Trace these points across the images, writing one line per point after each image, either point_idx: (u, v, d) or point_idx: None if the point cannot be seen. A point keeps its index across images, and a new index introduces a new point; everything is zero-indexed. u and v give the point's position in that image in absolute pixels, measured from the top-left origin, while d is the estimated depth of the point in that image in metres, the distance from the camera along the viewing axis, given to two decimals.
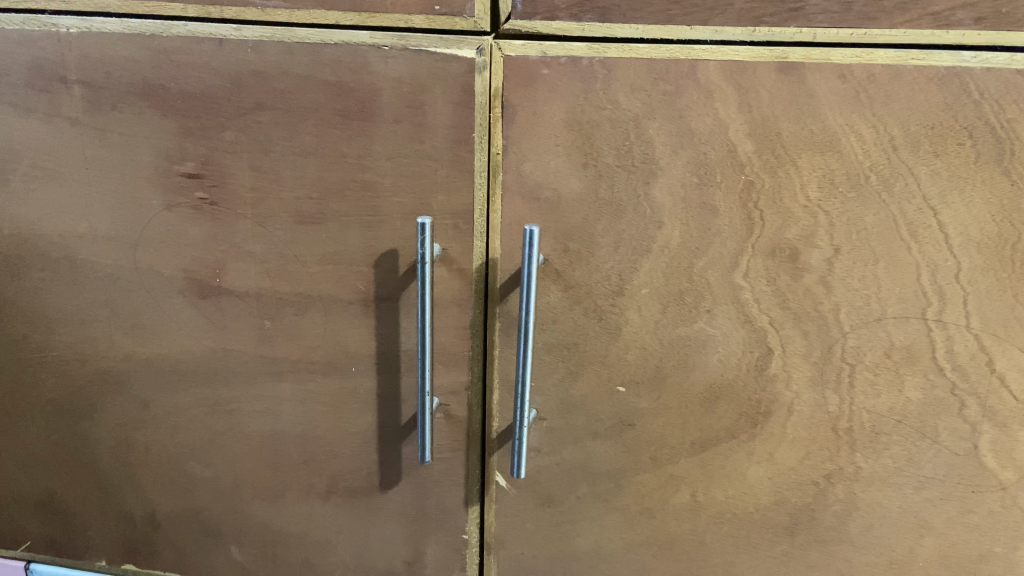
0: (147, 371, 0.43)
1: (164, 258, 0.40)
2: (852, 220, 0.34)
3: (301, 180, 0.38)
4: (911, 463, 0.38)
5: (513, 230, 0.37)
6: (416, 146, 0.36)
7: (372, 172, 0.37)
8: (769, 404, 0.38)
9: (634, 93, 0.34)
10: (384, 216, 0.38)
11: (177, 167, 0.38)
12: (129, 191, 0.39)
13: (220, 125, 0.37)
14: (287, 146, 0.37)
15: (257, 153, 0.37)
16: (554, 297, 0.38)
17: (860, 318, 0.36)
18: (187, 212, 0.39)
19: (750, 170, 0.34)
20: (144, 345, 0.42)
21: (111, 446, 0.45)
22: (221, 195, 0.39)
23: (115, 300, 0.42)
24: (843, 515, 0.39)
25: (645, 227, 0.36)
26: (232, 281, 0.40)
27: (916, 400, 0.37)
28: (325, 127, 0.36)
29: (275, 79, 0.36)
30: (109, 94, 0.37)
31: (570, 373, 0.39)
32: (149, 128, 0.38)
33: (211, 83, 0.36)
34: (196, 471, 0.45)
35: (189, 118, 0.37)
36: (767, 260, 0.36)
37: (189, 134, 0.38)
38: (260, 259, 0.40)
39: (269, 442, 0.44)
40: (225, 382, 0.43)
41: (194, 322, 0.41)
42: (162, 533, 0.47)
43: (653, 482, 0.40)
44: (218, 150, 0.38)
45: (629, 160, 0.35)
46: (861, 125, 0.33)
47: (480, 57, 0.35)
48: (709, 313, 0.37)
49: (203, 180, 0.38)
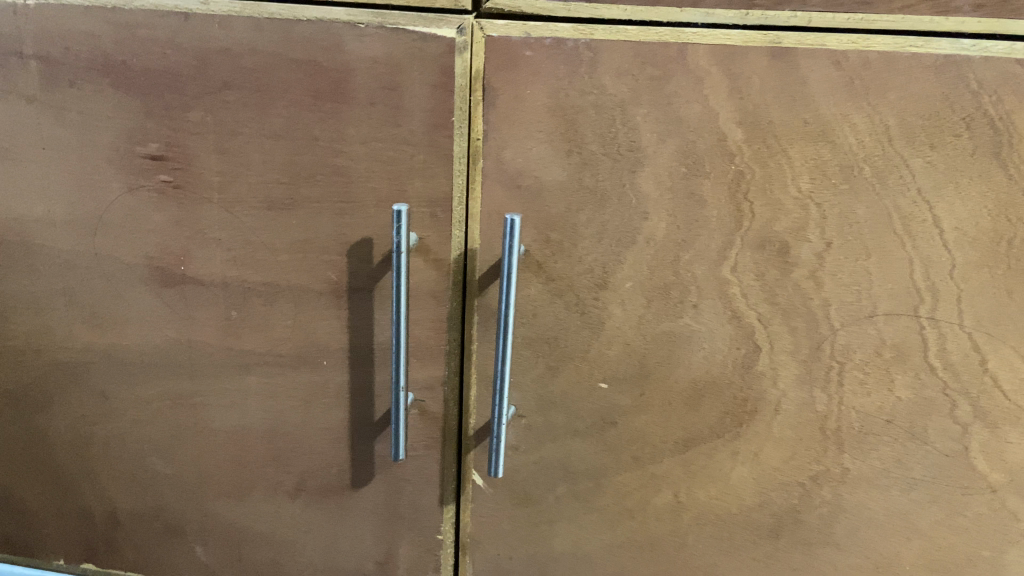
0: (106, 363, 0.41)
1: (125, 245, 0.38)
2: (844, 213, 0.33)
3: (270, 164, 0.36)
4: (900, 464, 0.37)
5: (493, 220, 0.36)
6: (392, 129, 0.34)
7: (346, 156, 0.35)
8: (755, 402, 0.37)
9: (621, 77, 0.33)
10: (358, 203, 0.36)
11: (138, 148, 0.36)
12: (88, 173, 0.37)
13: (185, 104, 0.35)
14: (256, 127, 0.35)
15: (224, 134, 0.36)
16: (534, 290, 0.36)
17: (851, 315, 0.35)
18: (149, 196, 0.37)
19: (740, 160, 0.33)
20: (104, 335, 0.40)
21: (69, 440, 0.43)
22: (186, 179, 0.37)
23: (73, 287, 0.40)
24: (828, 517, 0.38)
25: (630, 218, 0.35)
26: (197, 269, 0.38)
27: (906, 399, 0.36)
28: (296, 108, 0.35)
29: (244, 57, 0.34)
30: (66, 69, 0.35)
31: (550, 368, 0.38)
32: (109, 106, 0.36)
33: (175, 60, 0.35)
34: (158, 467, 0.43)
35: (152, 97, 0.35)
36: (756, 253, 0.34)
37: (152, 113, 0.36)
38: (227, 247, 0.38)
39: (236, 437, 0.42)
40: (190, 376, 0.41)
41: (156, 312, 0.40)
42: (123, 531, 0.45)
43: (634, 482, 0.39)
44: (182, 131, 0.36)
45: (614, 147, 0.34)
46: (855, 114, 0.32)
47: (461, 37, 0.33)
48: (695, 308, 0.35)
49: (167, 162, 0.36)
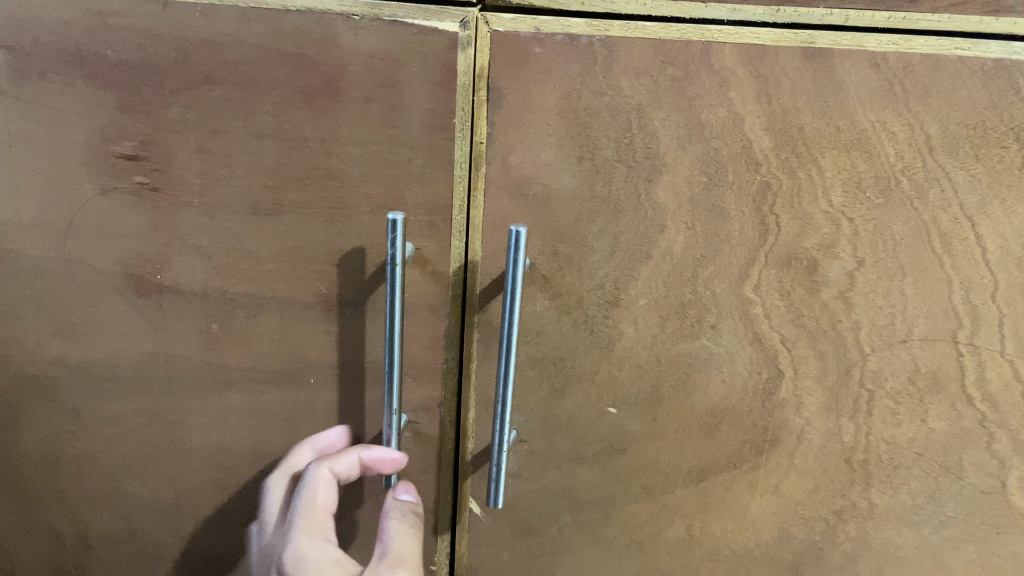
0: (77, 377, 0.38)
1: (98, 250, 0.35)
2: (879, 229, 0.31)
3: (256, 166, 0.33)
4: (931, 500, 0.34)
5: (496, 230, 0.33)
6: (388, 130, 0.32)
7: (338, 159, 0.32)
8: (776, 431, 0.34)
9: (638, 78, 0.30)
10: (351, 210, 0.33)
11: (113, 146, 0.34)
12: (58, 173, 0.34)
13: (163, 100, 0.32)
14: (240, 126, 0.32)
15: (206, 133, 0.33)
16: (540, 306, 0.34)
17: (884, 339, 0.32)
18: (124, 198, 0.34)
19: (767, 170, 0.30)
20: (75, 348, 0.37)
21: (37, 459, 0.40)
22: (165, 180, 0.34)
23: (42, 295, 0.37)
24: (852, 555, 0.36)
25: (646, 230, 0.32)
26: (175, 278, 0.35)
27: (940, 431, 0.33)
28: (285, 105, 0.32)
29: (228, 49, 0.31)
30: (35, 60, 0.32)
31: (555, 391, 0.35)
32: (82, 101, 0.33)
33: (154, 51, 0.32)
34: (133, 488, 0.40)
35: (129, 91, 0.32)
36: (782, 271, 0.32)
37: (129, 109, 0.33)
38: (207, 254, 0.35)
39: (216, 458, 0.39)
40: (168, 393, 0.38)
41: (131, 324, 0.37)
42: (94, 555, 0.42)
43: (643, 514, 0.36)
44: (161, 128, 0.33)
45: (630, 154, 0.31)
46: (894, 122, 0.29)
47: (465, 31, 0.30)
48: (714, 329, 0.33)
49: (143, 163, 0.34)
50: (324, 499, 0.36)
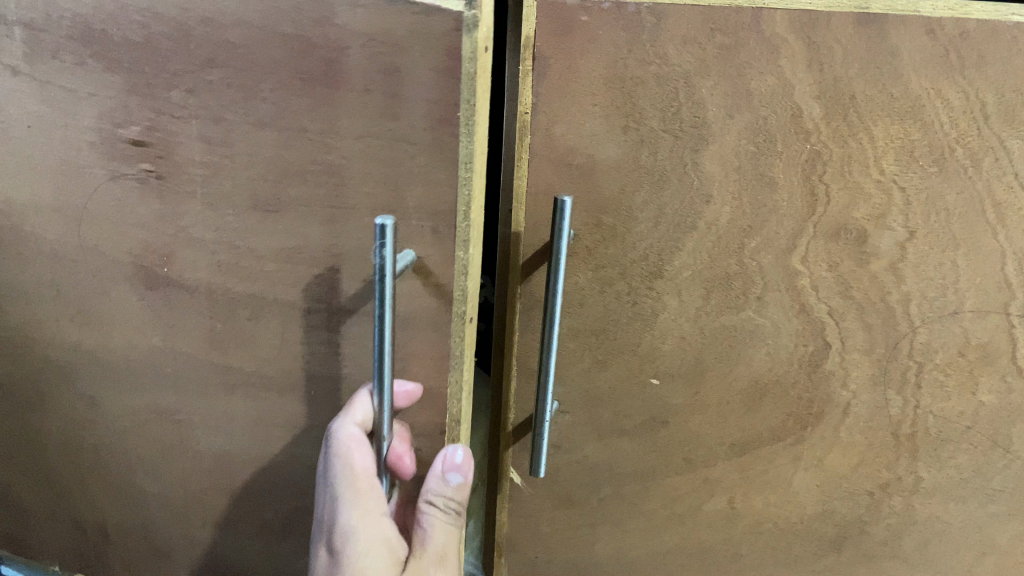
0: (94, 367, 0.37)
1: (109, 239, 0.34)
2: (931, 199, 0.30)
3: (255, 158, 0.31)
4: (978, 474, 0.34)
5: (540, 200, 0.33)
6: (390, 122, 0.29)
7: (339, 153, 0.30)
8: (822, 404, 0.34)
9: (687, 46, 0.29)
10: (352, 209, 0.31)
11: (121, 130, 0.32)
12: (71, 157, 0.33)
13: (167, 81, 0.31)
14: (240, 113, 0.30)
15: (207, 119, 0.31)
16: (583, 278, 0.33)
17: (934, 311, 0.32)
18: (133, 185, 0.33)
19: (817, 139, 0.30)
20: (90, 337, 0.37)
21: (59, 444, 0.40)
22: (168, 168, 0.32)
23: (60, 279, 0.36)
24: (897, 529, 0.35)
25: (691, 201, 0.32)
26: (181, 271, 0.34)
27: (989, 404, 0.33)
28: (284, 91, 0.30)
29: (227, 28, 0.29)
30: (47, 39, 0.31)
31: (597, 362, 0.35)
32: (90, 82, 0.32)
33: (156, 30, 0.30)
34: (146, 486, 0.39)
35: (134, 72, 0.31)
36: (830, 242, 0.31)
37: (136, 91, 0.31)
38: (210, 249, 0.33)
39: (220, 459, 0.37)
40: (175, 391, 0.37)
41: (140, 317, 0.35)
42: (114, 548, 0.42)
43: (684, 486, 0.36)
44: (165, 113, 0.31)
45: (677, 123, 0.31)
46: (949, 90, 0.29)
47: (470, 11, 0.27)
48: (760, 301, 0.33)
49: (149, 149, 0.32)
50: (364, 467, 0.33)
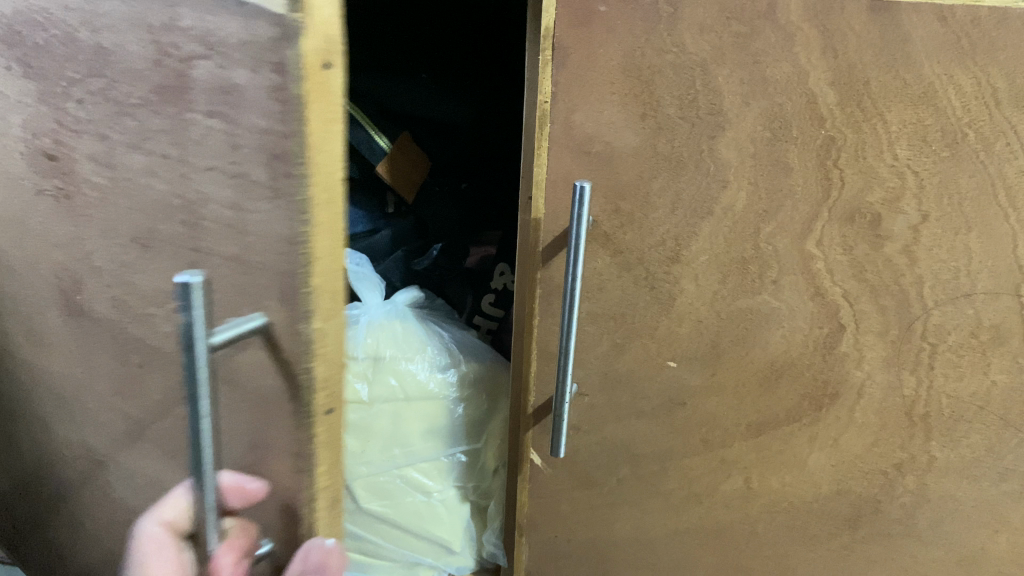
0: (44, 388, 0.34)
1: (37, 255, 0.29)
2: (944, 183, 0.30)
3: (131, 185, 0.23)
4: (992, 453, 0.34)
5: (560, 187, 0.34)
6: (231, 155, 0.19)
7: (195, 189, 0.21)
8: (836, 385, 0.34)
9: (703, 35, 0.30)
10: (204, 262, 0.21)
11: (36, 139, 0.27)
12: (7, 167, 0.29)
13: (66, 82, 0.24)
14: (119, 131, 0.23)
15: (95, 135, 0.24)
16: (602, 262, 0.34)
17: (947, 293, 0.32)
18: (49, 204, 0.28)
19: (832, 125, 0.31)
20: (38, 357, 0.33)
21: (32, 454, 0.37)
22: (71, 188, 0.26)
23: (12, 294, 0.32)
24: (911, 507, 0.36)
25: (708, 186, 0.32)
26: (91, 300, 0.28)
27: (1002, 384, 0.33)
28: (147, 108, 0.21)
29: (99, 23, 0.22)
30: None
31: (615, 346, 0.36)
32: (14, 87, 0.27)
33: (53, 28, 0.24)
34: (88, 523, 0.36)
35: (40, 77, 0.25)
36: (844, 226, 0.32)
37: (43, 97, 0.26)
38: (105, 283, 0.27)
39: (130, 526, 0.32)
40: (95, 426, 0.31)
41: (70, 347, 0.30)
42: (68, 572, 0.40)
43: (701, 467, 0.37)
44: (64, 122, 0.25)
45: (694, 110, 0.31)
46: (961, 75, 0.29)
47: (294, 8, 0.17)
48: (775, 285, 0.33)
49: (58, 164, 0.26)
50: None
